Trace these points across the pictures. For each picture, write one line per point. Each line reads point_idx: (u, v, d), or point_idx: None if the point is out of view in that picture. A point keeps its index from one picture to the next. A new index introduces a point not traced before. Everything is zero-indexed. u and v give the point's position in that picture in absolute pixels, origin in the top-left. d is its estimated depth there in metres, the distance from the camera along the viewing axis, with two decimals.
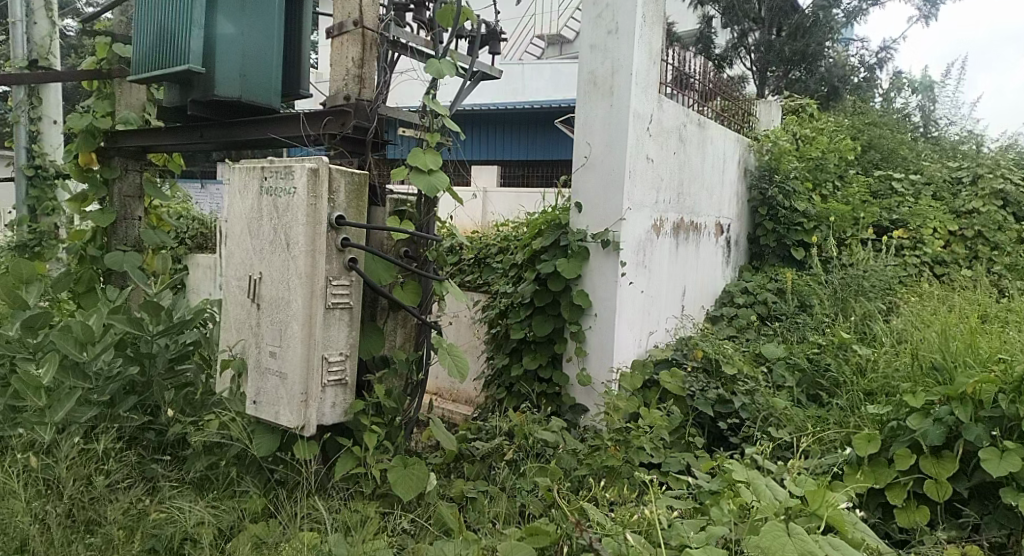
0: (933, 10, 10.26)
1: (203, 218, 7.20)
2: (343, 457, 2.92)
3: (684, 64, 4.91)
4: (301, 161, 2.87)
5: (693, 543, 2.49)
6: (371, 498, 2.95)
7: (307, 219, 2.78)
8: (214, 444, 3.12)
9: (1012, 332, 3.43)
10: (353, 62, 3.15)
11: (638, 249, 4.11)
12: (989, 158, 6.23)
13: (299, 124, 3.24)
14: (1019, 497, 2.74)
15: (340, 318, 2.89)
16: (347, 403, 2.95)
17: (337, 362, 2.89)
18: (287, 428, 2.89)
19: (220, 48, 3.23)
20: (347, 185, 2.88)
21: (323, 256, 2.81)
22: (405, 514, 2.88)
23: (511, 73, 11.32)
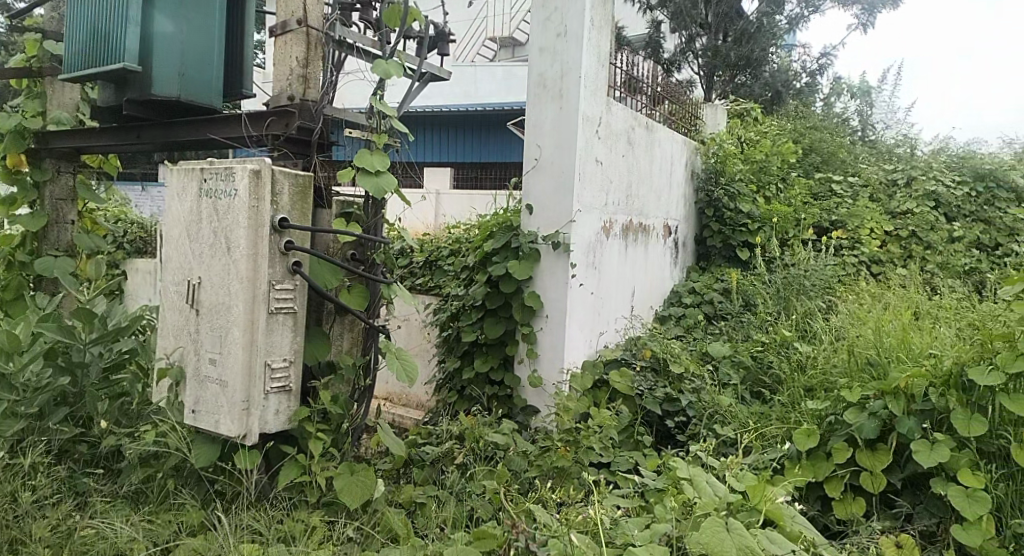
0: (871, 19, 10.55)
1: (143, 222, 7.03)
2: (287, 465, 2.88)
3: (634, 68, 4.99)
4: (242, 161, 2.82)
5: (636, 541, 2.51)
6: (315, 506, 2.92)
7: (248, 222, 2.74)
8: (151, 456, 3.08)
9: (942, 328, 3.56)
10: (297, 62, 3.11)
11: (587, 250, 4.15)
12: (922, 163, 6.44)
13: (240, 124, 3.21)
14: (948, 486, 2.84)
15: (283, 323, 2.85)
16: (291, 410, 2.91)
17: (280, 368, 2.84)
18: (228, 437, 2.84)
19: (157, 46, 3.17)
20: (291, 187, 2.85)
21: (266, 260, 2.77)
22: (350, 522, 2.83)
23: (462, 74, 11.25)
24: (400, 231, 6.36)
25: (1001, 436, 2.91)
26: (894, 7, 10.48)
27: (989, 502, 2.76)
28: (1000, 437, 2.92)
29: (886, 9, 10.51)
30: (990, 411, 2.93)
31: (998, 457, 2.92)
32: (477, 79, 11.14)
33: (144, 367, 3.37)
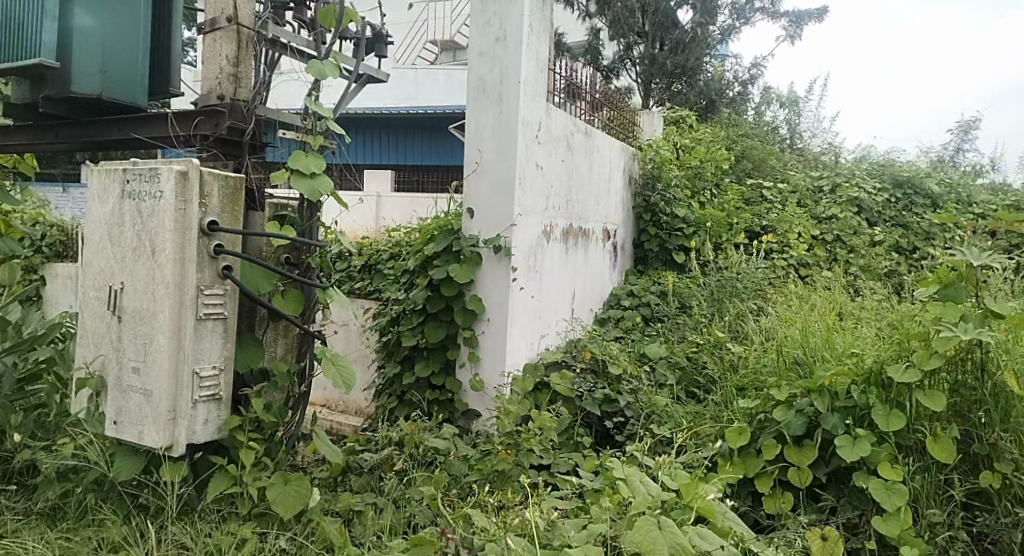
0: (798, 31, 10.91)
1: (63, 224, 6.79)
2: (217, 476, 2.82)
3: (573, 74, 5.06)
4: (168, 163, 2.76)
5: (573, 542, 2.55)
6: (246, 518, 2.85)
7: (174, 224, 2.68)
8: (69, 470, 3.00)
9: (864, 329, 3.71)
10: (228, 60, 3.06)
11: (529, 254, 4.20)
12: (846, 170, 6.72)
13: (168, 124, 3.24)
14: (869, 479, 2.96)
15: (212, 329, 2.80)
16: (221, 419, 2.86)
17: (209, 376, 2.80)
18: (152, 448, 2.78)
19: (76, 41, 3.09)
20: (221, 189, 2.81)
21: (194, 264, 2.72)
22: (283, 532, 2.78)
23: (403, 76, 11.17)
24: (336, 232, 6.27)
25: (918, 431, 3.05)
26: (820, 20, 10.86)
27: (907, 494, 2.90)
28: (917, 431, 3.06)
29: (812, 22, 10.89)
30: (908, 406, 3.07)
31: (915, 451, 3.06)
32: (418, 81, 11.07)
33: (61, 378, 3.28)
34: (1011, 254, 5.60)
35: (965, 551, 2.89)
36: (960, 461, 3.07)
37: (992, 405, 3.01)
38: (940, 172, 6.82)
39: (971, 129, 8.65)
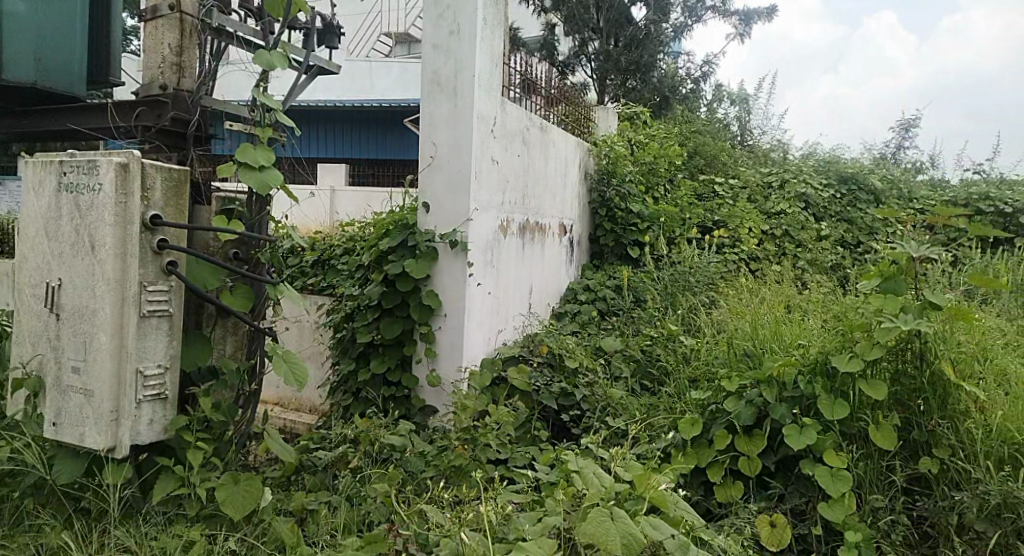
0: (748, 29, 11.10)
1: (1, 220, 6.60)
2: (163, 477, 2.74)
3: (528, 69, 5.09)
4: (108, 154, 2.69)
5: (528, 535, 2.58)
6: (194, 520, 2.78)
7: (115, 218, 2.60)
8: (6, 474, 2.93)
9: (811, 321, 3.82)
10: (171, 49, 3.02)
11: (485, 249, 4.23)
12: (794, 167, 6.92)
13: (108, 115, 3.20)
14: (815, 467, 3.06)
15: (157, 326, 2.72)
16: (167, 418, 2.78)
17: (154, 375, 2.72)
18: (95, 450, 2.70)
19: (11, 27, 3.09)
20: (164, 181, 2.72)
21: (136, 259, 2.64)
22: (233, 534, 2.73)
23: (357, 69, 11.06)
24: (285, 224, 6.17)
25: (861, 419, 3.17)
26: (769, 19, 11.07)
27: (851, 480, 3.00)
28: (860, 419, 3.18)
29: (762, 21, 11.09)
30: (851, 396, 3.19)
31: (860, 439, 3.17)
32: (373, 74, 10.98)
33: None
34: (948, 248, 5.81)
35: (905, 535, 2.99)
36: (901, 447, 3.18)
37: (929, 392, 3.15)
38: (882, 169, 7.03)
39: (911, 128, 8.92)
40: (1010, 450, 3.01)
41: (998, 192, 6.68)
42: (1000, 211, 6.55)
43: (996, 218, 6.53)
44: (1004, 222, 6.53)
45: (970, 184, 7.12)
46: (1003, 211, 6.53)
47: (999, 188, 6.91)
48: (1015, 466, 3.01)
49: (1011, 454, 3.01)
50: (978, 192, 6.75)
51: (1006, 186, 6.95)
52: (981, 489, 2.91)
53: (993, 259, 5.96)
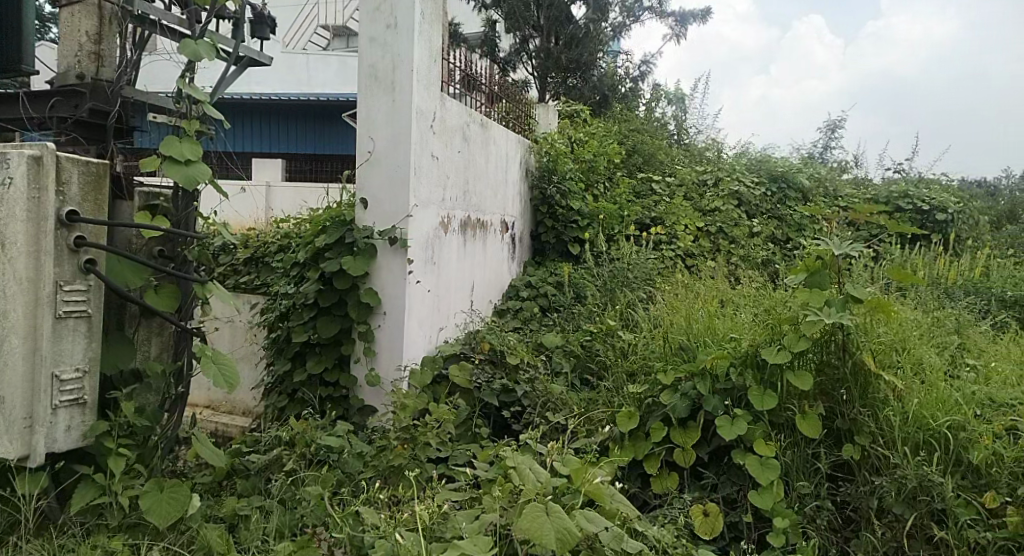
0: (684, 30, 11.27)
1: None
2: (83, 485, 2.64)
3: (469, 66, 5.07)
4: (19, 147, 2.57)
5: (464, 533, 2.58)
6: (117, 530, 2.69)
7: (27, 215, 2.49)
8: None
9: (743, 315, 3.91)
10: (88, 36, 2.93)
11: (425, 246, 4.19)
12: (727, 165, 7.09)
13: (18, 106, 3.04)
14: (746, 456, 3.12)
15: (74, 328, 2.62)
16: (86, 425, 2.69)
17: (71, 380, 2.62)
18: (7, 459, 2.59)
19: None
20: (81, 176, 2.62)
21: (50, 257, 2.53)
22: (158, 543, 2.65)
23: (294, 61, 10.90)
24: (217, 220, 6.02)
25: (788, 408, 3.25)
26: (704, 21, 11.26)
27: (779, 468, 3.08)
28: (787, 409, 3.26)
29: (697, 23, 11.28)
30: (779, 386, 3.27)
31: (787, 428, 3.26)
32: (310, 68, 10.84)
33: None
34: (870, 243, 6.04)
35: (829, 519, 3.07)
36: (825, 436, 3.27)
37: (852, 382, 3.25)
38: (810, 168, 7.26)
39: (837, 129, 9.19)
40: (926, 435, 3.10)
41: (917, 190, 6.96)
42: (918, 208, 6.83)
43: (914, 215, 6.80)
44: (922, 219, 6.81)
45: (891, 183, 7.41)
46: (921, 208, 6.81)
47: (917, 187, 7.20)
48: (931, 451, 3.09)
49: (926, 440, 3.10)
50: (899, 191, 7.02)
51: (923, 185, 7.25)
52: (899, 473, 2.99)
53: (911, 254, 6.21)
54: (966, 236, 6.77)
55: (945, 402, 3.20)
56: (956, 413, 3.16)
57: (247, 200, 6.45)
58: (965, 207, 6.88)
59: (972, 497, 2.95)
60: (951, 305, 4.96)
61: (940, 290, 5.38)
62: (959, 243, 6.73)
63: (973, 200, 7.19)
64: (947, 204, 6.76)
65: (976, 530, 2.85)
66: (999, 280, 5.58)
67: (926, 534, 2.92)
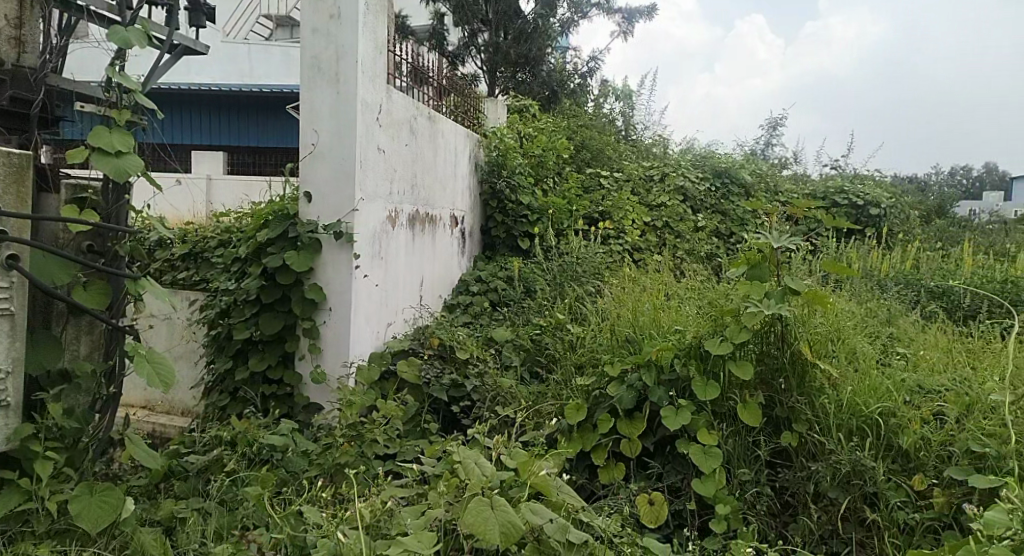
0: (631, 27, 11.34)
1: None
2: (7, 491, 2.52)
3: (416, 59, 5.01)
4: None
5: (410, 530, 2.54)
6: (43, 537, 2.58)
7: None
8: None
9: (687, 308, 3.96)
10: (9, 21, 2.74)
11: (372, 240, 4.12)
12: (673, 161, 7.27)
13: None
14: (690, 446, 3.15)
15: None
16: (10, 428, 2.57)
17: None
18: None
19: None
20: (2, 167, 2.50)
21: None
22: (88, 549, 2.56)
23: (235, 52, 10.67)
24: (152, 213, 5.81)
25: (730, 398, 3.29)
26: (650, 18, 11.33)
27: (721, 456, 3.12)
28: (730, 399, 3.29)
29: (643, 20, 11.34)
30: (721, 377, 3.31)
31: (729, 417, 3.29)
32: (251, 59, 10.67)
33: None
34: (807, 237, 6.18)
35: (769, 505, 3.11)
36: (765, 424, 3.31)
37: (790, 371, 3.30)
38: (751, 164, 7.50)
39: (778, 126, 9.37)
40: (858, 421, 3.18)
41: (852, 187, 7.16)
42: (853, 203, 7.02)
43: (850, 210, 6.98)
44: (856, 214, 6.99)
45: (828, 179, 7.60)
46: (855, 203, 7.00)
47: (852, 183, 7.40)
48: (863, 436, 3.18)
49: (859, 426, 3.18)
50: (835, 187, 7.21)
51: (859, 181, 7.46)
52: (834, 458, 3.05)
53: (846, 248, 6.38)
54: (898, 230, 6.98)
55: (876, 390, 3.28)
56: (887, 400, 3.24)
57: (182, 195, 6.28)
58: (896, 203, 7.10)
59: (902, 480, 3.03)
60: (883, 296, 5.10)
61: (873, 282, 5.54)
62: (892, 237, 6.93)
63: (904, 196, 7.42)
64: (880, 199, 6.96)
65: (905, 512, 2.94)
66: (928, 272, 5.75)
67: (859, 517, 3.00)
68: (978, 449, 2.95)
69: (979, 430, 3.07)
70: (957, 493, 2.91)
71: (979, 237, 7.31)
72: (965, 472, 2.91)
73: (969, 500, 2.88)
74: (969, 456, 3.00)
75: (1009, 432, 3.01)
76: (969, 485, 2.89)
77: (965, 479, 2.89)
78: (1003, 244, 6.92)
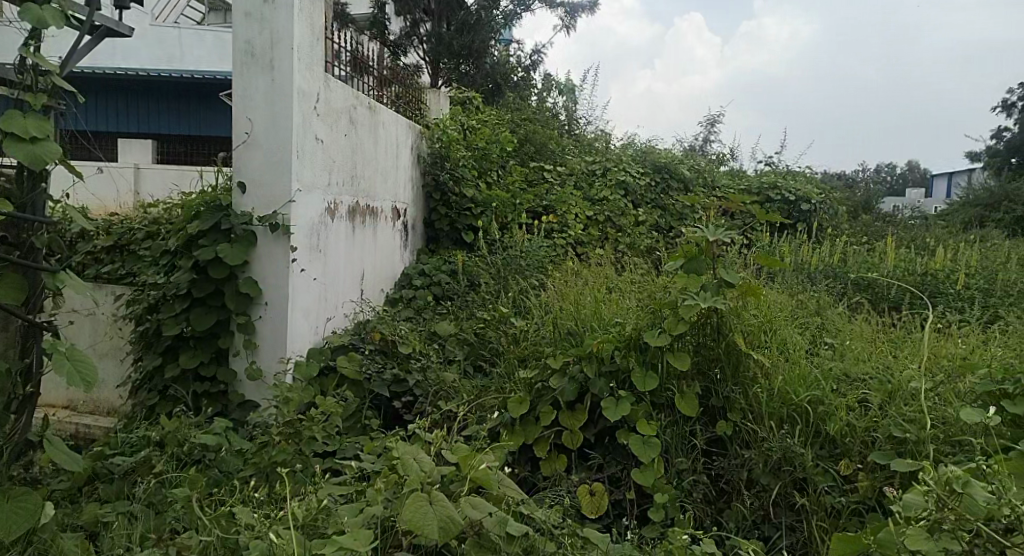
0: (573, 22, 11.35)
1: None
2: None
3: (356, 47, 4.90)
4: None
5: (347, 528, 2.47)
6: None
7: None
8: None
9: (628, 301, 3.97)
10: None
11: (310, 233, 4.01)
12: (614, 156, 7.30)
13: None
14: (630, 437, 3.16)
15: None
16: None
17: None
18: None
19: None
20: None
21: None
22: None
23: (164, 35, 10.31)
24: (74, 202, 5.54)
25: (668, 389, 3.30)
26: (592, 13, 11.35)
27: (660, 446, 3.12)
28: (668, 389, 3.31)
29: (585, 15, 11.36)
30: (659, 367, 3.31)
31: (667, 408, 3.31)
32: (182, 43, 10.33)
33: None
34: (741, 232, 6.28)
35: (705, 492, 3.13)
36: (701, 413, 3.34)
37: (725, 361, 3.34)
38: (690, 160, 7.60)
39: (716, 123, 9.50)
40: (789, 410, 3.22)
41: (785, 183, 7.32)
42: (786, 199, 7.17)
43: (783, 206, 7.13)
44: (789, 210, 7.15)
45: (763, 175, 7.75)
46: (788, 199, 7.15)
47: (786, 178, 7.57)
48: (793, 424, 3.22)
49: (790, 414, 3.21)
50: (770, 182, 7.35)
51: (792, 177, 7.63)
52: (766, 445, 3.08)
53: (779, 242, 6.52)
54: (828, 225, 7.16)
55: (806, 378, 3.32)
56: (816, 388, 3.28)
57: (106, 184, 6.01)
58: (826, 199, 7.29)
59: (830, 466, 3.06)
60: (813, 288, 5.22)
61: (805, 275, 5.66)
62: (822, 231, 7.10)
63: (834, 191, 7.62)
64: (811, 195, 7.12)
65: (832, 496, 2.97)
66: (855, 264, 5.90)
67: (789, 502, 3.04)
68: (899, 434, 2.99)
69: (901, 416, 3.10)
70: (880, 477, 2.94)
71: (901, 231, 7.56)
72: (887, 456, 2.96)
73: (890, 485, 2.92)
74: (891, 441, 3.05)
75: (928, 418, 3.05)
76: (890, 470, 2.93)
77: (887, 463, 2.93)
78: (923, 238, 7.16)
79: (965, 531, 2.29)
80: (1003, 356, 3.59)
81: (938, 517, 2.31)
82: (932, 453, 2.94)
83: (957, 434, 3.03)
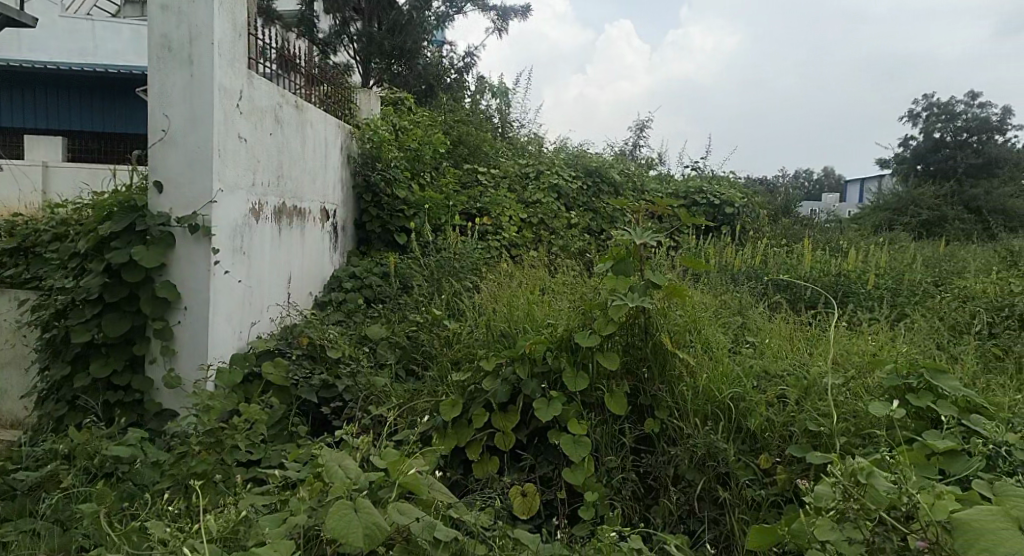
0: (505, 25, 11.34)
1: None
2: None
3: (283, 44, 4.76)
4: None
5: (269, 538, 2.37)
6: None
7: None
8: None
9: (560, 303, 3.96)
10: None
11: (232, 234, 3.87)
12: (546, 159, 7.33)
13: None
14: (561, 437, 3.14)
15: None
16: None
17: None
18: None
19: None
20: None
21: None
22: None
23: (76, 27, 9.89)
24: None
25: (598, 389, 3.29)
26: (525, 17, 11.38)
27: (590, 445, 3.11)
28: (598, 389, 3.30)
29: (517, 19, 11.38)
30: (590, 367, 3.31)
31: (598, 407, 3.30)
32: (96, 35, 9.96)
33: None
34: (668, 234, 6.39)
35: (633, 490, 3.13)
36: (630, 412, 3.35)
37: (653, 360, 3.35)
38: (620, 164, 7.71)
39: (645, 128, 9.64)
40: (713, 406, 3.25)
41: (710, 187, 7.48)
42: (711, 203, 7.33)
43: (708, 209, 7.29)
44: (715, 213, 7.31)
45: (689, 179, 7.89)
46: (713, 203, 7.32)
47: (711, 183, 7.73)
48: (718, 421, 3.25)
49: (714, 411, 3.25)
50: (695, 186, 7.51)
51: (717, 181, 7.80)
52: (691, 442, 3.11)
53: (705, 245, 6.65)
54: (751, 228, 7.33)
55: (730, 376, 3.37)
56: (739, 385, 3.33)
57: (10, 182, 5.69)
58: (749, 203, 7.49)
59: (750, 460, 3.09)
60: (737, 289, 5.33)
61: (729, 276, 5.77)
62: (745, 234, 7.27)
63: (756, 196, 7.82)
64: (734, 200, 7.32)
65: (753, 490, 3.00)
66: (775, 265, 6.05)
67: (712, 497, 3.05)
68: (813, 428, 3.06)
69: (815, 411, 3.17)
70: (796, 470, 2.98)
71: (819, 234, 7.80)
72: (802, 450, 3.01)
73: (806, 476, 2.97)
74: (806, 435, 3.10)
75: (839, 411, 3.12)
76: (806, 462, 2.98)
77: (803, 456, 2.98)
78: (838, 241, 7.41)
79: (868, 520, 2.30)
80: (910, 352, 3.72)
81: (843, 507, 2.34)
82: (843, 446, 3.00)
83: (866, 427, 3.12)
